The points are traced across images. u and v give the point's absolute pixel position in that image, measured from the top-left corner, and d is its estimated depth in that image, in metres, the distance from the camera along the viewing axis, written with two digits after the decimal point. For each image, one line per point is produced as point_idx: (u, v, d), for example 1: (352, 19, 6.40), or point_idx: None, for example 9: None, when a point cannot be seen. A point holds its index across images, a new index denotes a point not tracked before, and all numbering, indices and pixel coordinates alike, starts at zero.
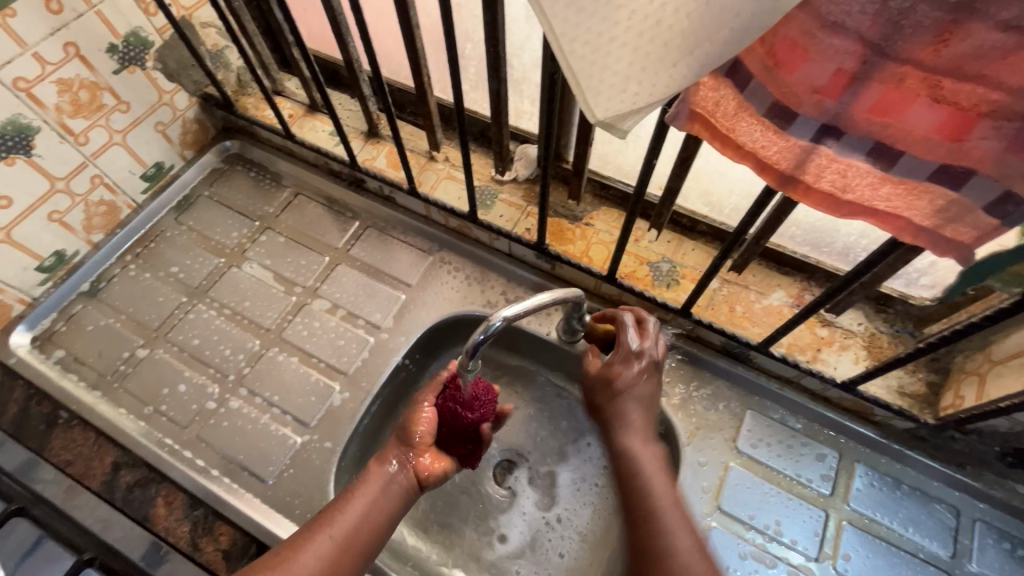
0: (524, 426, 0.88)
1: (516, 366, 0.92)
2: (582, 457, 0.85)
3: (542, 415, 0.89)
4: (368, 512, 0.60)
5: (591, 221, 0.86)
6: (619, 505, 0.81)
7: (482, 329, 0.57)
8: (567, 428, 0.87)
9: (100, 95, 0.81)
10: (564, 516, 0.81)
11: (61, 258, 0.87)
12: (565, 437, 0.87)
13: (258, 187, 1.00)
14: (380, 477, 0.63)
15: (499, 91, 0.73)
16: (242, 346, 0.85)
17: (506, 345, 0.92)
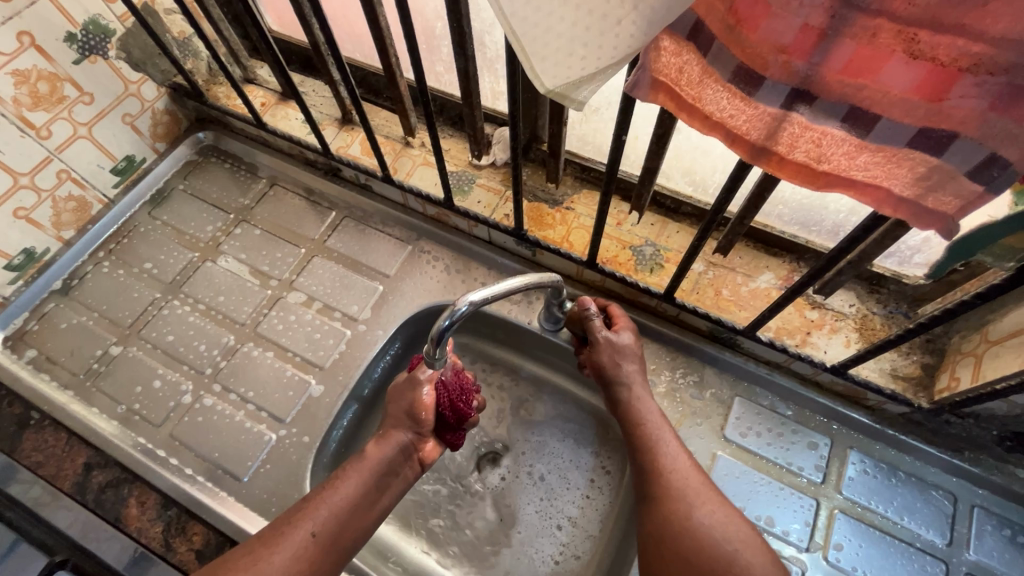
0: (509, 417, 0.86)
1: (500, 357, 0.90)
2: (569, 456, 0.83)
3: (528, 409, 0.87)
4: (355, 502, 0.58)
5: (571, 205, 0.83)
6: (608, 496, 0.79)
7: (447, 315, 0.55)
8: (555, 426, 0.85)
9: (61, 86, 0.79)
10: (552, 508, 0.79)
11: (31, 256, 0.85)
12: (551, 431, 0.85)
13: (233, 179, 0.98)
14: (378, 459, 0.61)
15: (468, 71, 0.69)
16: (217, 341, 0.82)
17: (489, 335, 0.90)
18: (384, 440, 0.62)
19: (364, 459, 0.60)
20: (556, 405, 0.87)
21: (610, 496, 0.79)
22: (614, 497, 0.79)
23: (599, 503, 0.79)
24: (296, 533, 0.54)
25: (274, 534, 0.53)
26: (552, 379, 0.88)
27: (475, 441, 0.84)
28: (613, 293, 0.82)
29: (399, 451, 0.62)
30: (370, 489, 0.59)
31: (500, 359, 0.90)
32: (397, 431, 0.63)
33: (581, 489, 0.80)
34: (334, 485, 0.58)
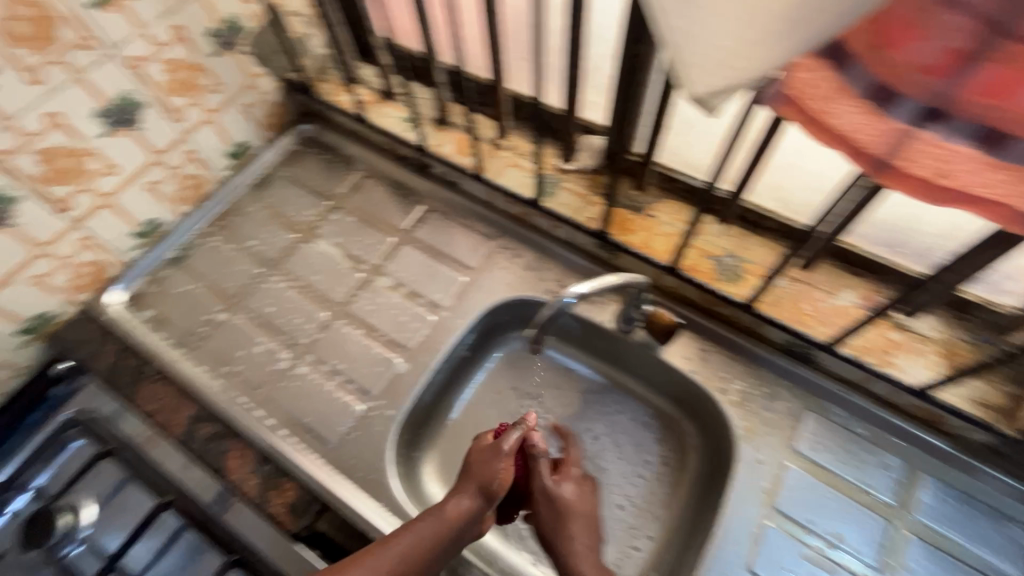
0: (573, 412, 0.90)
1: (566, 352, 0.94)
2: (632, 450, 0.86)
3: (594, 402, 0.90)
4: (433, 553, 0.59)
5: (654, 212, 0.86)
6: (672, 488, 0.83)
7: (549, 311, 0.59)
8: (621, 417, 0.89)
9: (198, 75, 0.87)
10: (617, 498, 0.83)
11: (154, 226, 0.94)
12: (618, 423, 0.88)
13: (330, 169, 1.06)
14: (458, 520, 0.61)
15: (574, 79, 0.74)
16: (312, 316, 0.89)
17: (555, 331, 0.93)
18: (458, 502, 0.63)
19: (442, 514, 0.61)
20: (624, 401, 0.90)
21: (675, 487, 0.83)
22: (679, 487, 0.83)
23: (665, 492, 0.83)
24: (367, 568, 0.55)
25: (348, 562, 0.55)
26: (620, 376, 0.91)
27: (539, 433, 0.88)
28: (688, 300, 0.84)
29: (476, 509, 0.63)
30: (439, 545, 0.59)
31: (569, 354, 0.94)
32: (467, 493, 0.64)
33: (647, 476, 0.84)
34: (398, 536, 0.59)
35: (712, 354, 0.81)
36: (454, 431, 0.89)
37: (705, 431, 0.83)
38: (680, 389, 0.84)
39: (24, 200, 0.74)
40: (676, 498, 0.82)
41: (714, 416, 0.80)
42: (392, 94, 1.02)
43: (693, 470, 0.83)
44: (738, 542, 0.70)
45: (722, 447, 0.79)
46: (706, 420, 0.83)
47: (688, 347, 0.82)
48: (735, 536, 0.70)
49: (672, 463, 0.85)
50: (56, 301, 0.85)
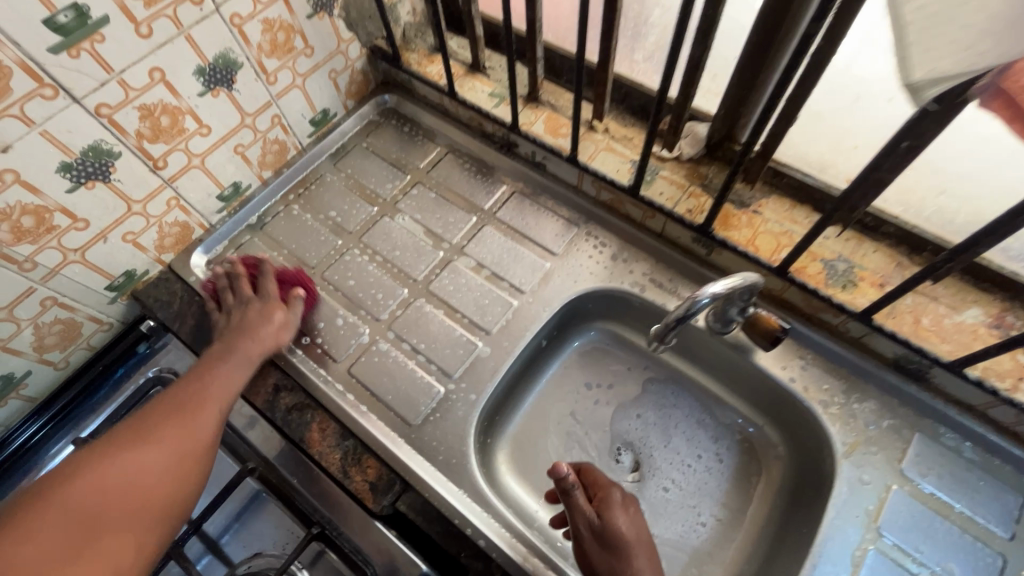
0: (641, 400, 0.89)
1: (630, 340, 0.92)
2: (705, 443, 0.85)
3: (652, 393, 0.89)
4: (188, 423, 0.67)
5: (759, 208, 0.81)
6: (749, 480, 0.81)
7: (688, 308, 0.59)
8: (675, 410, 0.88)
9: (293, 37, 0.85)
10: (690, 484, 0.82)
11: (237, 190, 0.93)
12: (675, 417, 0.87)
13: (409, 142, 1.03)
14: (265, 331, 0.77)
15: (698, 61, 0.69)
16: (393, 293, 0.87)
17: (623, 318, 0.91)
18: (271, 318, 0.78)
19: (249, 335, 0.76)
20: (684, 397, 0.88)
21: (737, 484, 0.82)
22: (742, 484, 0.82)
23: (724, 488, 0.82)
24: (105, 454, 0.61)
25: (121, 444, 0.63)
26: (685, 372, 0.89)
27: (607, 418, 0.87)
28: (790, 305, 0.79)
29: (264, 318, 0.78)
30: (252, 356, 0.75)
31: (636, 348, 0.91)
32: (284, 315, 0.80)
33: (701, 469, 0.83)
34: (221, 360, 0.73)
35: (813, 363, 0.77)
36: (527, 420, 0.87)
37: (787, 429, 0.80)
38: (760, 385, 0.82)
39: (123, 155, 0.73)
40: (753, 491, 0.81)
41: (799, 415, 0.77)
42: (481, 67, 0.98)
43: (778, 467, 0.81)
44: (836, 562, 0.66)
45: (817, 454, 0.75)
46: (788, 418, 0.80)
47: (786, 354, 0.78)
48: (833, 555, 0.67)
49: (751, 455, 0.83)
50: (144, 259, 0.85)
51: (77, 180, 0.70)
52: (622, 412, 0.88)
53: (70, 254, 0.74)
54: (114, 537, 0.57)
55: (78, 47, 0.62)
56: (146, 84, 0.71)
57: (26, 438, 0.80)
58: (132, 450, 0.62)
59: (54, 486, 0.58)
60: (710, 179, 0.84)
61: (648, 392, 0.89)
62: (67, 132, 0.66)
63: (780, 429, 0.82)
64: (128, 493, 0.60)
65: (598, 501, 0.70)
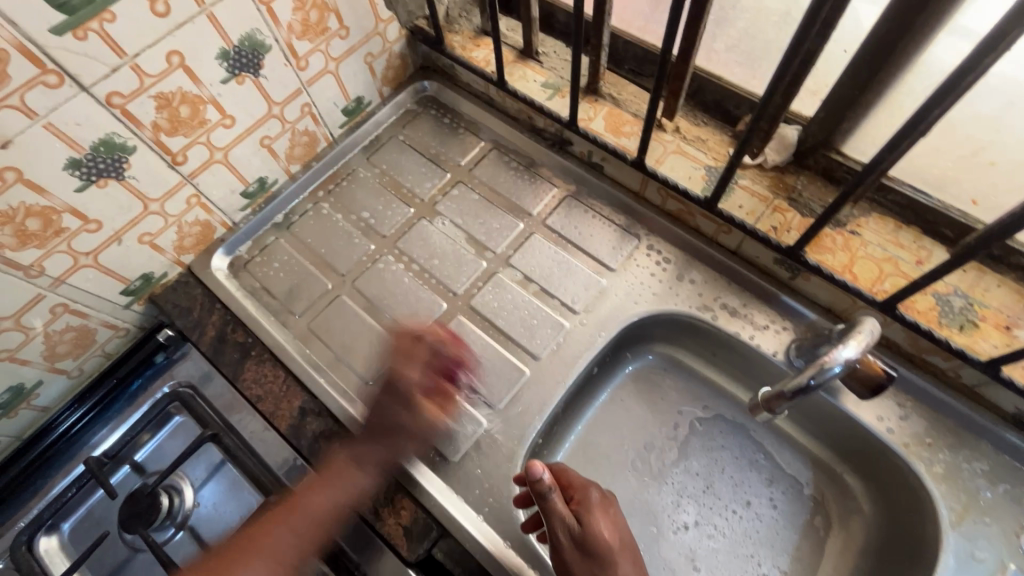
0: (694, 432, 0.79)
1: (687, 364, 0.82)
2: (771, 488, 0.75)
3: (706, 422, 0.80)
4: (293, 505, 0.63)
5: (857, 229, 0.70)
6: (824, 535, 0.72)
7: (812, 376, 0.57)
8: (724, 453, 0.77)
9: (327, 17, 0.75)
10: (751, 530, 0.73)
11: (262, 185, 0.85)
12: (731, 455, 0.77)
13: (449, 135, 0.93)
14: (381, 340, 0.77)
15: (809, 56, 0.58)
16: (431, 308, 0.79)
17: (678, 337, 0.81)
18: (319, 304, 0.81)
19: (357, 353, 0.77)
20: (736, 436, 0.78)
21: (801, 535, 0.72)
22: (806, 536, 0.72)
23: (786, 539, 0.72)
24: (285, 524, 0.62)
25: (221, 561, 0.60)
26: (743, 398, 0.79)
27: (657, 451, 0.78)
28: (889, 343, 0.68)
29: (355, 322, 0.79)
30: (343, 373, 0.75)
31: (694, 374, 0.82)
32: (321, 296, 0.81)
33: (762, 513, 0.73)
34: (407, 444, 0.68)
35: (913, 412, 0.67)
36: (573, 453, 0.79)
37: (874, 479, 0.71)
38: (839, 429, 0.72)
39: (139, 150, 0.65)
40: (829, 548, 0.71)
41: (892, 468, 0.67)
42: (533, 53, 0.87)
43: (859, 523, 0.71)
44: None
45: (914, 513, 0.66)
46: (874, 467, 0.70)
47: (883, 405, 0.68)
48: None
49: (826, 506, 0.73)
50: (162, 262, 0.78)
51: (87, 179, 0.63)
52: (673, 447, 0.78)
53: (81, 258, 0.67)
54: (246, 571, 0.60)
55: (85, 28, 0.54)
56: (164, 70, 0.62)
57: (68, 426, 0.75)
58: (239, 565, 0.60)
59: (263, 529, 0.62)
60: (799, 193, 0.73)
61: (702, 422, 0.80)
62: (75, 124, 0.58)
63: (864, 476, 0.72)
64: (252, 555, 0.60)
65: (576, 504, 0.63)
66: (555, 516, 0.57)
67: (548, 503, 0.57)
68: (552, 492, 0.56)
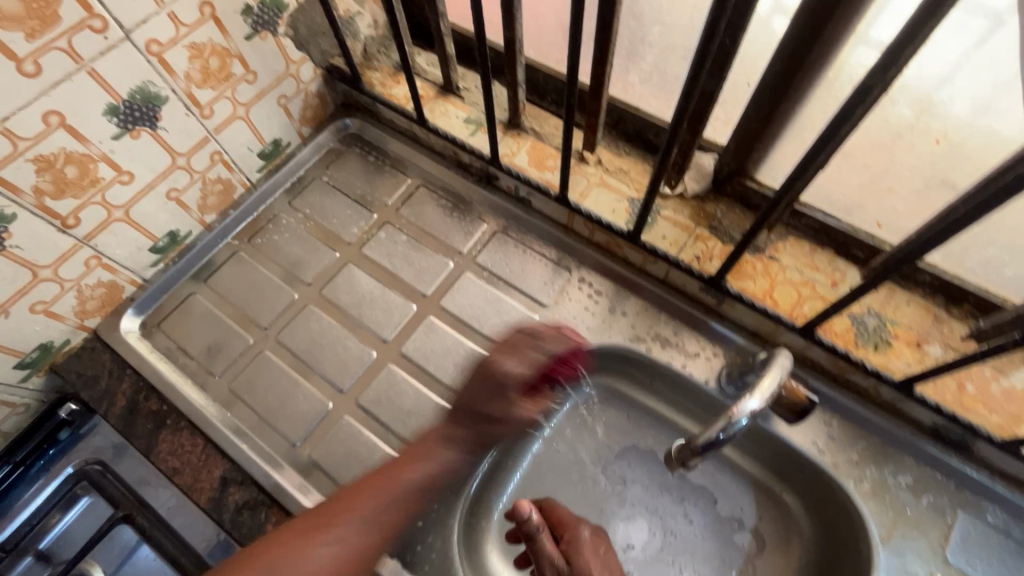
0: (632, 460, 0.79)
1: (628, 394, 0.82)
2: (699, 504, 0.76)
3: (643, 448, 0.79)
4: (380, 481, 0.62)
5: (775, 253, 0.71)
6: (761, 555, 0.72)
7: (722, 429, 0.53)
8: (641, 479, 0.78)
9: (230, 63, 0.72)
10: (671, 537, 0.74)
11: (174, 239, 0.80)
12: (662, 478, 0.77)
13: (375, 174, 0.91)
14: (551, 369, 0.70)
15: (712, 94, 0.58)
16: (361, 357, 0.76)
17: (617, 368, 0.81)
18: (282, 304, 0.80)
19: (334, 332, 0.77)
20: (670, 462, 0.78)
21: (726, 550, 0.73)
22: (726, 549, 0.73)
23: (707, 550, 0.73)
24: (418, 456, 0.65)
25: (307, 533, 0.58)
26: (684, 424, 0.79)
27: (598, 486, 0.77)
28: (814, 362, 0.70)
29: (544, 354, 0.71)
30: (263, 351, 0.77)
31: (635, 403, 0.81)
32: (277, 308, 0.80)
33: (685, 524, 0.75)
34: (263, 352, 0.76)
35: (840, 431, 0.68)
36: (517, 494, 0.77)
37: (811, 500, 0.71)
38: (776, 453, 0.72)
39: (19, 217, 0.60)
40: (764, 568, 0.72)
41: (827, 490, 0.68)
42: (454, 89, 0.86)
43: (799, 546, 0.72)
44: None
45: (849, 534, 0.66)
46: (813, 489, 0.70)
47: (812, 427, 0.69)
48: None
49: (768, 531, 0.73)
50: (62, 329, 0.72)
51: None
52: (610, 476, 0.78)
53: None
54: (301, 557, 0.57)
55: None
56: (41, 132, 0.58)
57: None
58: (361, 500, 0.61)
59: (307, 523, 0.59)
60: (719, 220, 0.74)
61: (640, 449, 0.79)
62: None
63: (801, 496, 0.73)
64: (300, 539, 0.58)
65: (566, 542, 0.65)
66: (544, 550, 0.63)
67: (533, 537, 0.63)
68: (540, 525, 0.63)
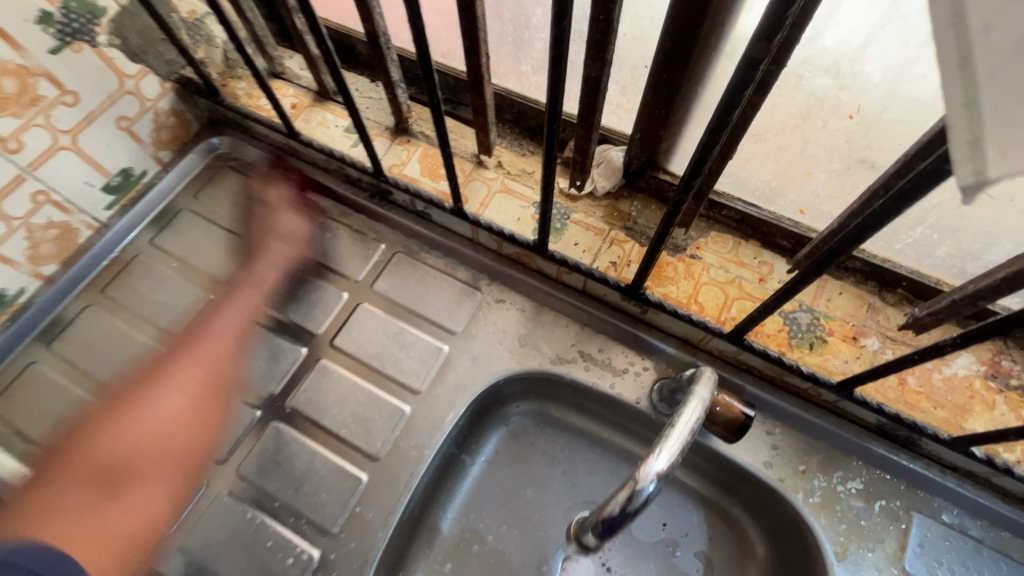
0: (572, 490, 0.71)
1: (565, 419, 0.73)
2: (645, 530, 0.68)
3: (582, 477, 0.71)
4: (200, 347, 0.70)
5: (698, 251, 0.64)
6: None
7: (624, 501, 0.43)
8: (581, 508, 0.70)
9: (34, 83, 0.59)
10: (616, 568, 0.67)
11: (1, 300, 0.66)
12: None
13: (253, 199, 0.79)
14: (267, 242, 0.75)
15: (598, 83, 0.50)
16: (246, 414, 0.66)
17: (545, 392, 0.72)
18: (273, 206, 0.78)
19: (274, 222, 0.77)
20: (610, 491, 0.70)
21: None
22: None
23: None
24: (228, 315, 0.72)
25: (152, 373, 0.69)
26: (624, 444, 0.71)
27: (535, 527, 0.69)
28: (748, 367, 0.63)
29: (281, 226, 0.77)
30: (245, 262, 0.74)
31: (569, 428, 0.73)
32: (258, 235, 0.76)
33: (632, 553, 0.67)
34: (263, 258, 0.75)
35: (784, 440, 0.62)
36: (441, 552, 0.68)
37: (763, 515, 0.65)
38: (723, 469, 0.66)
39: None
40: None
41: (776, 504, 0.62)
42: (331, 95, 0.76)
43: (755, 567, 0.65)
44: None
45: (802, 550, 0.61)
46: (763, 503, 0.64)
47: (752, 437, 0.62)
48: None
49: (723, 554, 0.67)
50: None
51: None
52: (548, 513, 0.69)
53: None
54: (140, 494, 0.63)
55: None
56: None
57: None
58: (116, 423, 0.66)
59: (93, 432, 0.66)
60: (634, 219, 0.67)
61: (582, 478, 0.71)
62: None
63: (754, 512, 0.66)
64: (139, 450, 0.65)
65: None
66: None
67: None
68: None
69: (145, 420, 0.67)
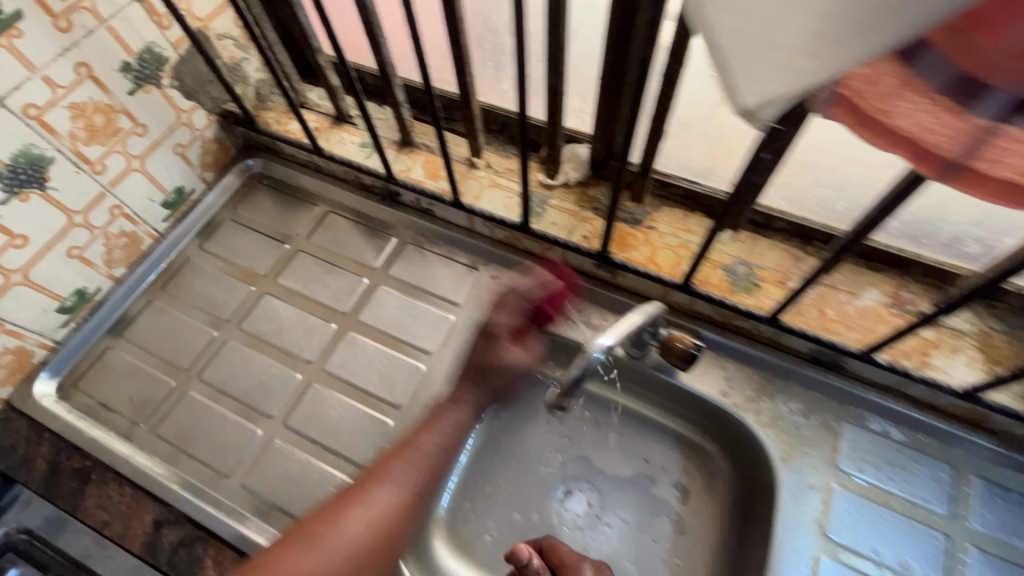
0: (565, 435, 0.83)
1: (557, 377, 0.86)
2: (629, 462, 0.81)
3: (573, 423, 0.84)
4: (386, 472, 0.65)
5: (653, 223, 0.78)
6: (687, 502, 0.78)
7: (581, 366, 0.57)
8: (573, 448, 0.83)
9: (116, 118, 0.74)
10: (603, 495, 0.79)
11: (83, 296, 0.81)
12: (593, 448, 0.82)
13: (284, 207, 0.94)
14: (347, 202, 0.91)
15: (559, 90, 0.66)
16: (288, 379, 0.79)
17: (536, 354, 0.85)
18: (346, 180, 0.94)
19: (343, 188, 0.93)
20: (596, 431, 0.83)
21: (654, 502, 0.78)
22: (653, 499, 0.78)
23: (636, 501, 0.78)
24: (431, 436, 0.68)
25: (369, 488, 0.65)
26: (607, 392, 0.84)
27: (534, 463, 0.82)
28: (702, 314, 0.77)
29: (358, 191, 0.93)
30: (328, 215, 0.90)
31: (560, 383, 0.86)
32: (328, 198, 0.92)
33: (618, 482, 0.80)
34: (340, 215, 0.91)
35: (734, 371, 0.75)
36: (459, 492, 0.81)
37: (725, 440, 0.77)
38: (689, 404, 0.78)
39: None
40: (692, 512, 0.77)
41: (731, 427, 0.75)
42: (347, 118, 0.91)
43: (723, 486, 0.77)
44: None
45: (754, 463, 0.73)
46: (724, 430, 0.77)
47: (708, 370, 0.76)
48: None
49: (697, 479, 0.79)
50: None
51: None
52: (546, 453, 0.82)
53: None
54: None
55: None
56: None
57: None
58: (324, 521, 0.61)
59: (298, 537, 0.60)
60: (601, 201, 0.81)
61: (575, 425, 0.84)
62: None
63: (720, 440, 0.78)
64: (316, 560, 0.59)
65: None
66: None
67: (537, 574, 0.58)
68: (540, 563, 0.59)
69: (341, 525, 0.61)
